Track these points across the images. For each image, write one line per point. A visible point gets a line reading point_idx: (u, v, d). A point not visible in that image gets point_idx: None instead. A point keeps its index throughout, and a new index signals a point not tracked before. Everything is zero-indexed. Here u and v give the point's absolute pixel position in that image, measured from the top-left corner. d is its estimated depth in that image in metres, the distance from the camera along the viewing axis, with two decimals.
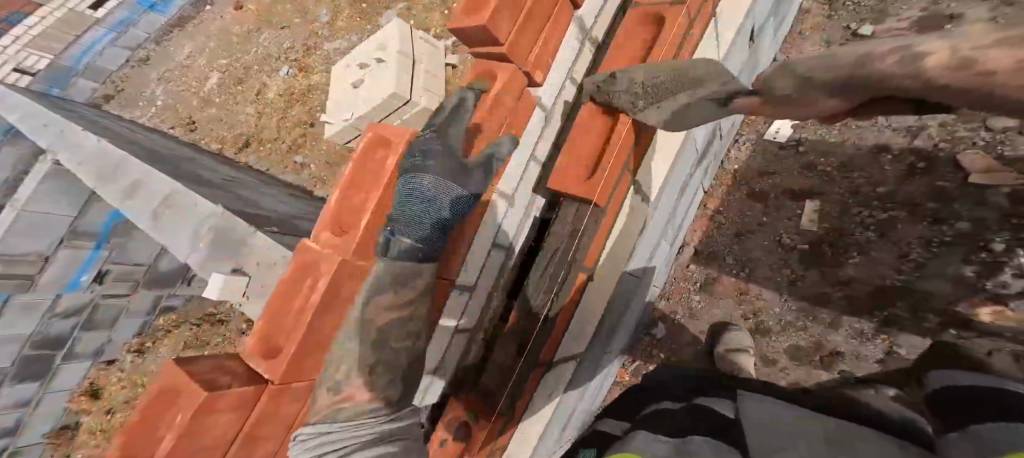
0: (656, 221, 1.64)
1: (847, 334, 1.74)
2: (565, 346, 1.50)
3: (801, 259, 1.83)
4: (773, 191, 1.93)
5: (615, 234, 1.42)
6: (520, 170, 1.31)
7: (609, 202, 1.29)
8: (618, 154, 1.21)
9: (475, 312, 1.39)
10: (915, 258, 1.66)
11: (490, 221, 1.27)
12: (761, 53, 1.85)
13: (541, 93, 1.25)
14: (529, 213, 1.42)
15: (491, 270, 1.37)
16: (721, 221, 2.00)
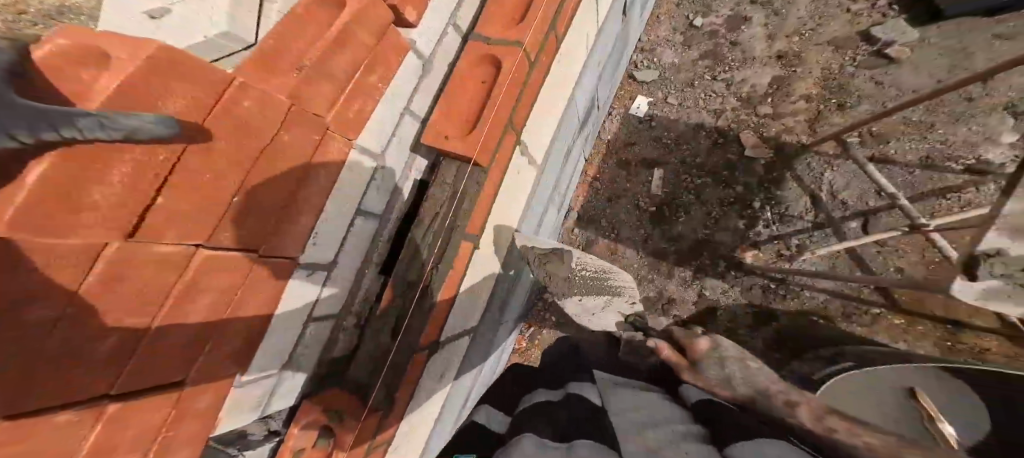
0: (541, 187, 1.63)
1: (677, 281, 2.06)
2: (453, 321, 1.23)
3: (651, 220, 2.14)
4: (636, 160, 2.24)
5: (497, 202, 1.28)
6: (391, 124, 1.02)
7: (495, 158, 1.15)
8: (499, 110, 1.10)
9: (339, 286, 1.02)
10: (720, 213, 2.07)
11: (348, 181, 0.91)
12: (631, 27, 2.03)
13: (416, 38, 1.02)
14: (408, 176, 1.14)
15: (362, 242, 1.05)
16: (598, 187, 2.24)
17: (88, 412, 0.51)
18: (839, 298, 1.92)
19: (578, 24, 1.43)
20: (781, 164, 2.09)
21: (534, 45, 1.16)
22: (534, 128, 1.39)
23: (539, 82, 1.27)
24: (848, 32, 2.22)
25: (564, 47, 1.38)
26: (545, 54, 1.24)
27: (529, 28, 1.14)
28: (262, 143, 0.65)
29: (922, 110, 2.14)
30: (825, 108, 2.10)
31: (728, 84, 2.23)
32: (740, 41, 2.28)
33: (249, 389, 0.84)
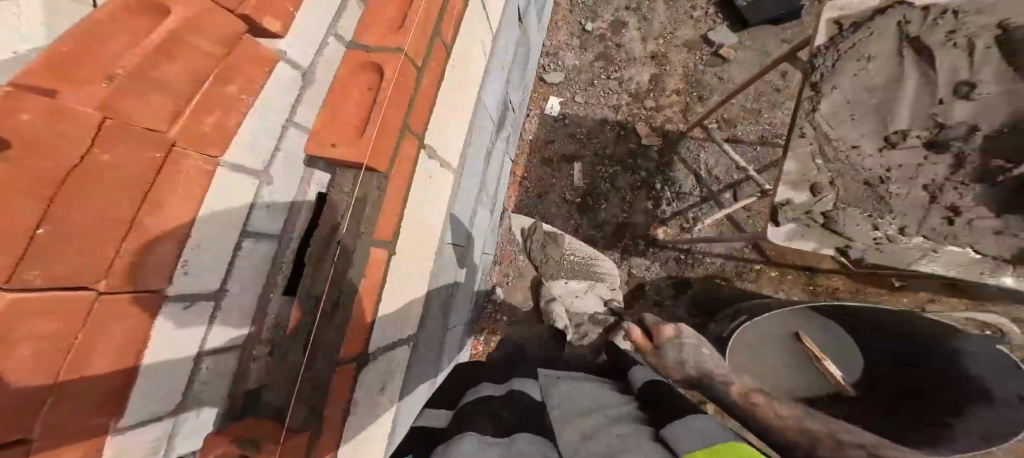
0: (465, 193, 1.40)
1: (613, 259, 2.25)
2: (382, 329, 0.90)
3: (579, 210, 2.32)
4: (557, 156, 2.41)
5: (411, 208, 0.95)
6: (270, 138, 0.71)
7: (398, 162, 0.85)
8: (386, 119, 0.81)
9: (243, 322, 0.70)
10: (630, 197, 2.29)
11: (225, 183, 0.62)
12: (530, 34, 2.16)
13: (286, 47, 0.73)
14: (306, 191, 0.81)
15: (256, 268, 0.72)
16: (527, 186, 2.39)
17: None
18: (729, 266, 2.10)
19: (468, 25, 1.24)
20: (669, 149, 2.30)
21: (418, 50, 0.88)
22: (437, 137, 1.08)
23: (439, 83, 1.01)
24: (694, 36, 2.39)
25: (453, 50, 1.11)
26: (431, 56, 0.94)
27: (422, 32, 0.89)
28: (73, 155, 0.40)
29: (751, 97, 2.29)
30: (690, 100, 2.30)
31: (604, 88, 2.44)
32: (624, 42, 2.48)
33: (137, 438, 0.54)
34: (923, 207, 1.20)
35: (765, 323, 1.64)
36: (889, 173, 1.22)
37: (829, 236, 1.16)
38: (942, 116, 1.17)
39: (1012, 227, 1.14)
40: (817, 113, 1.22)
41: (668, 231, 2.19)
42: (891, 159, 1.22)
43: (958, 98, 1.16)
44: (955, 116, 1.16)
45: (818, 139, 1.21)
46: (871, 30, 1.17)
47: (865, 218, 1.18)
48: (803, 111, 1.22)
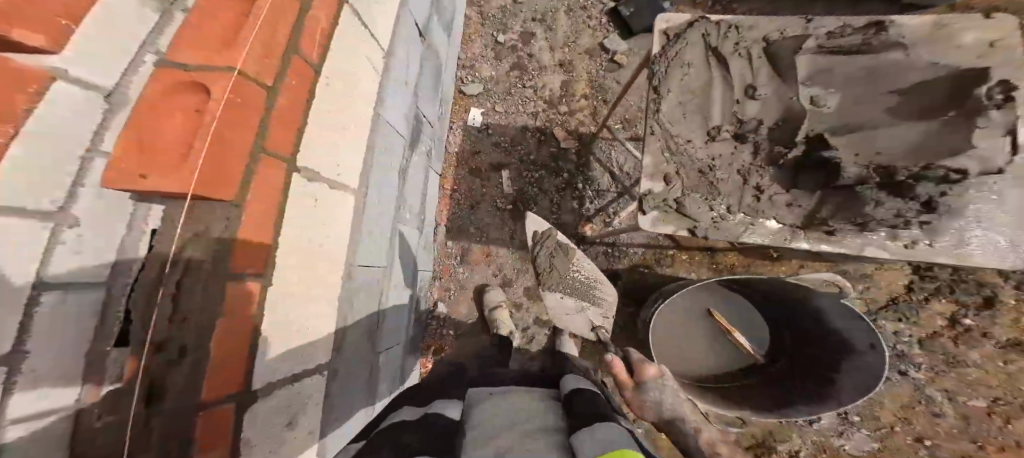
0: (379, 210, 1.19)
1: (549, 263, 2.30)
2: (273, 365, 0.79)
3: (512, 217, 2.35)
4: (485, 166, 2.42)
5: (286, 231, 0.78)
6: (50, 156, 0.50)
7: (251, 193, 0.67)
8: (224, 148, 0.61)
9: (59, 398, 0.50)
10: (558, 199, 2.35)
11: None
12: (439, 46, 1.89)
13: (65, 64, 0.52)
14: (136, 231, 0.60)
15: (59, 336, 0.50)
16: (458, 198, 2.39)
17: None
18: (651, 251, 2.24)
19: (347, 37, 0.94)
20: (586, 151, 2.39)
21: (268, 70, 0.67)
22: (319, 166, 0.85)
23: (313, 97, 0.81)
24: (591, 45, 2.51)
25: (330, 63, 0.86)
26: (287, 70, 0.72)
27: (274, 43, 0.68)
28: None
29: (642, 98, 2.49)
30: (596, 103, 2.44)
31: (520, 97, 2.48)
32: (535, 52, 2.53)
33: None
34: (739, 189, 1.18)
35: (676, 307, 1.82)
36: (715, 162, 1.18)
37: (679, 219, 1.12)
38: (741, 113, 1.20)
39: (801, 199, 1.17)
40: (659, 114, 1.20)
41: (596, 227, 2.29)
42: (717, 149, 1.19)
43: (748, 99, 1.20)
44: (749, 113, 1.19)
45: (665, 137, 1.17)
46: (685, 40, 1.21)
47: (706, 200, 1.15)
48: (649, 111, 1.20)
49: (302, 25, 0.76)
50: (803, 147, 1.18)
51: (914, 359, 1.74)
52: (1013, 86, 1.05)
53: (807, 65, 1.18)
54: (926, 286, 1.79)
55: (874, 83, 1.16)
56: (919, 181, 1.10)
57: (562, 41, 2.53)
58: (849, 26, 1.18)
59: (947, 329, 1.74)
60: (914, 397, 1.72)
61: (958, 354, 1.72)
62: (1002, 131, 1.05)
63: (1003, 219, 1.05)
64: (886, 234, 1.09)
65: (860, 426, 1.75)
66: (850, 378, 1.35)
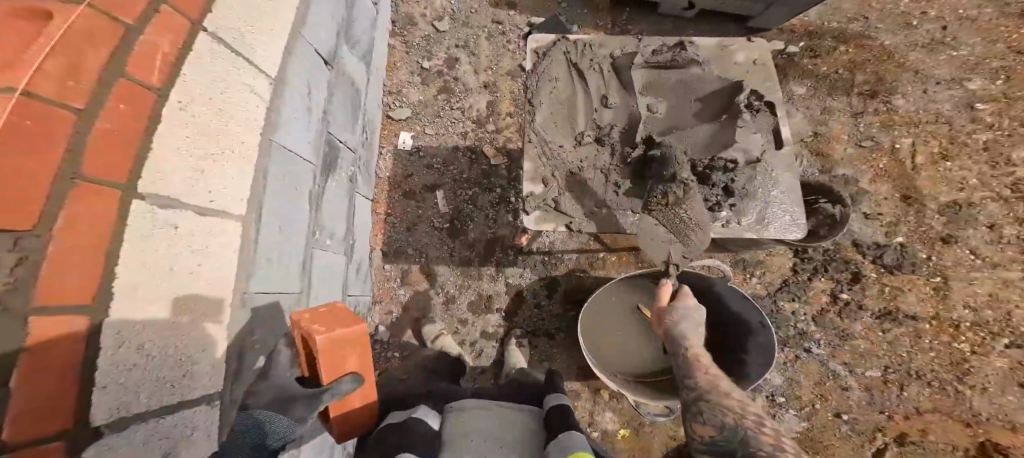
0: (278, 238, 1.17)
1: (488, 279, 2.33)
2: (129, 396, 0.72)
3: (449, 235, 2.37)
4: (418, 188, 2.44)
5: (128, 260, 0.73)
6: None
7: (71, 218, 0.65)
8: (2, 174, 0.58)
9: None
10: (493, 214, 2.40)
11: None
12: (354, 72, 1.92)
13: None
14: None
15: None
16: (394, 222, 2.38)
17: None
18: (584, 255, 2.34)
19: (217, 64, 0.97)
20: (514, 166, 2.49)
21: (73, 93, 0.68)
22: (180, 193, 0.84)
23: (159, 125, 0.81)
24: (513, 66, 2.65)
25: (184, 88, 0.87)
26: (108, 95, 0.73)
27: (77, 66, 0.69)
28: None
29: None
30: (521, 120, 2.55)
31: (449, 118, 2.56)
32: (460, 76, 2.64)
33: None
34: (603, 184, 1.23)
35: (597, 308, 1.88)
36: (582, 163, 1.24)
37: (558, 217, 1.18)
38: (599, 120, 1.29)
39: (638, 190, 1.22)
40: (534, 124, 1.27)
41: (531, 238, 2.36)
42: (583, 153, 1.26)
43: (603, 108, 1.30)
44: (606, 120, 1.29)
45: (540, 143, 1.24)
46: (547, 58, 1.32)
47: (581, 197, 1.21)
48: (525, 122, 1.26)
49: (126, 50, 0.78)
50: (643, 148, 1.24)
51: (813, 337, 1.91)
52: (763, 95, 1.26)
53: (643, 77, 1.31)
54: (806, 266, 2.01)
55: (685, 92, 1.32)
56: (710, 171, 1.16)
57: (485, 64, 2.66)
58: (664, 45, 1.34)
59: (830, 304, 1.94)
60: (823, 373, 1.84)
61: (846, 328, 1.90)
62: (755, 130, 1.22)
63: (783, 201, 1.18)
64: (709, 217, 1.16)
65: (787, 406, 1.82)
66: (754, 358, 1.45)
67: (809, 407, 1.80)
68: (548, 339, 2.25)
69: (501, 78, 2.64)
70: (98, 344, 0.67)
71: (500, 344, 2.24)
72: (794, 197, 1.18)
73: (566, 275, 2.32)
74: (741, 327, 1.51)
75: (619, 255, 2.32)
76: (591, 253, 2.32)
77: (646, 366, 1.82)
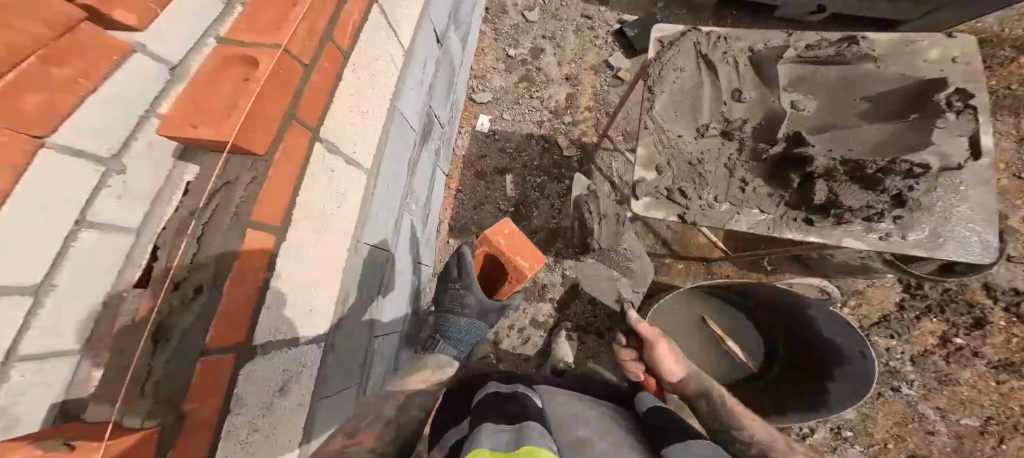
0: (385, 198, 1.30)
1: (545, 268, 2.34)
2: (277, 323, 0.82)
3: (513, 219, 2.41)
4: (490, 170, 2.50)
5: (302, 196, 0.84)
6: (125, 129, 0.59)
7: (280, 153, 0.76)
8: (257, 113, 0.69)
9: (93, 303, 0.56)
10: (558, 204, 2.41)
11: (41, 181, 0.48)
12: (453, 55, 2.02)
13: (146, 41, 0.62)
14: (171, 192, 0.67)
15: (100, 269, 0.57)
16: (462, 199, 2.45)
17: None
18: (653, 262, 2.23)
19: (372, 32, 1.10)
20: (586, 160, 2.47)
21: (307, 51, 0.80)
22: (337, 140, 0.96)
23: (337, 82, 0.94)
24: (597, 60, 2.64)
25: (357, 53, 1.02)
26: (321, 56, 0.86)
27: (313, 31, 0.81)
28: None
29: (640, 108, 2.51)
30: (600, 115, 2.54)
31: (530, 106, 2.59)
32: (543, 66, 2.66)
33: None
34: (727, 180, 1.20)
35: (668, 312, 1.77)
36: (704, 156, 1.21)
37: (669, 206, 1.15)
38: (727, 113, 1.26)
39: (779, 190, 1.18)
40: (652, 112, 1.24)
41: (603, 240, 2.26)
42: (706, 144, 1.24)
43: (734, 101, 1.26)
44: (735, 114, 1.26)
45: (658, 131, 1.21)
46: (677, 46, 1.28)
47: (694, 189, 1.17)
48: (643, 108, 1.23)
49: (335, 18, 0.90)
50: (785, 144, 1.21)
51: (906, 376, 1.76)
52: (971, 94, 1.14)
53: (788, 73, 1.28)
54: (916, 304, 1.83)
55: (846, 89, 1.26)
56: (886, 175, 1.12)
57: (584, 53, 2.65)
58: (826, 39, 1.27)
59: (936, 346, 1.78)
60: (907, 415, 1.71)
61: (950, 373, 1.74)
62: (960, 132, 1.12)
63: (976, 217, 1.08)
64: (863, 226, 1.12)
65: (853, 441, 1.72)
66: (840, 386, 1.41)
67: (880, 445, 1.70)
68: (597, 338, 2.24)
69: (597, 69, 2.62)
70: (277, 267, 0.78)
71: (549, 335, 2.26)
72: (990, 217, 1.07)
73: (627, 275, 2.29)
74: (846, 355, 1.40)
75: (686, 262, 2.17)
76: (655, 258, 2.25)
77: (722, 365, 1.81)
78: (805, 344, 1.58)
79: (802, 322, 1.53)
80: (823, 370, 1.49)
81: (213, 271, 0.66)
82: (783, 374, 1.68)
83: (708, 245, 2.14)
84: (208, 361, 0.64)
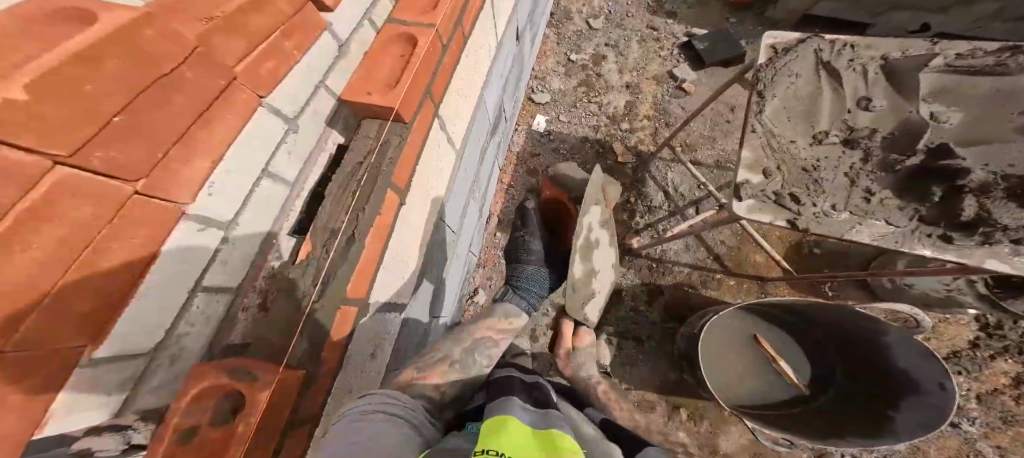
0: (462, 173, 1.59)
1: None
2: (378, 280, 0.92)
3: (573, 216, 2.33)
4: (541, 168, 2.49)
5: (422, 162, 1.11)
6: (306, 94, 0.84)
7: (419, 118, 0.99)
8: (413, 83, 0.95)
9: (261, 229, 0.77)
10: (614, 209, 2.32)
11: (253, 133, 0.72)
12: (524, 55, 2.33)
13: (333, 20, 0.90)
14: (320, 150, 0.91)
15: (269, 209, 0.79)
16: (513, 194, 2.45)
17: (111, 200, 0.46)
18: (710, 278, 2.08)
19: (479, 33, 1.45)
20: (641, 167, 2.41)
21: (444, 27, 1.05)
22: (443, 118, 1.23)
23: (449, 70, 1.14)
24: (660, 71, 2.65)
25: (471, 42, 1.36)
26: (449, 43, 1.10)
27: (452, 12, 1.07)
28: (158, 73, 0.50)
29: (706, 124, 2.40)
30: (658, 125, 2.50)
31: (590, 110, 2.58)
32: (604, 72, 2.69)
33: (107, 370, 0.53)
34: (847, 189, 1.18)
35: (718, 326, 1.76)
36: (819, 163, 1.20)
37: (777, 211, 1.09)
38: (851, 121, 1.25)
39: (909, 205, 1.14)
40: (762, 115, 1.23)
41: (662, 251, 2.18)
42: (824, 152, 1.23)
43: (860, 110, 1.26)
44: (860, 122, 1.25)
45: (766, 135, 1.20)
46: (795, 53, 1.27)
47: (805, 196, 1.12)
48: (753, 111, 1.23)
49: (463, 13, 1.16)
50: (926, 156, 1.19)
51: (969, 413, 1.67)
52: None
53: (932, 82, 1.23)
54: (992, 343, 1.77)
55: (1004, 103, 1.19)
56: None
57: (648, 65, 2.67)
58: (981, 49, 1.21)
59: (1009, 387, 1.69)
60: (963, 451, 1.62)
61: (1019, 413, 1.65)
62: None
63: None
64: (1008, 248, 1.03)
65: None
66: (908, 417, 1.30)
67: None
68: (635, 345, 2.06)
69: (660, 79, 2.63)
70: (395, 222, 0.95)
71: None
72: None
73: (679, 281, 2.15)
74: (926, 384, 1.30)
75: (743, 281, 2.04)
76: (716, 279, 2.07)
77: (771, 383, 1.70)
78: (876, 370, 1.47)
79: (878, 346, 1.43)
80: (896, 398, 1.37)
81: (350, 220, 0.84)
82: (840, 398, 1.55)
83: (763, 264, 2.07)
84: (344, 311, 0.79)
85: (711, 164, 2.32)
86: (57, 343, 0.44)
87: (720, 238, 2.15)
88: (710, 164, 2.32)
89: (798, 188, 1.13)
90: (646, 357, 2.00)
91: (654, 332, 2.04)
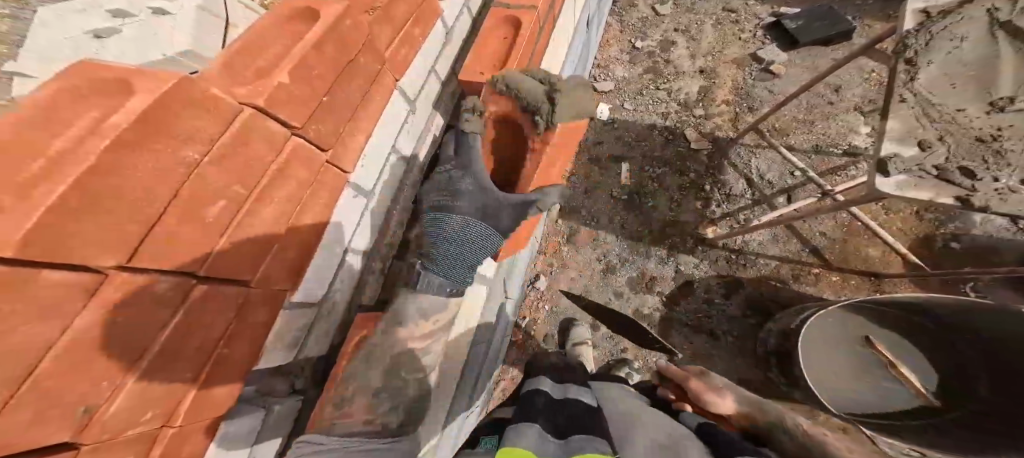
0: None
1: (657, 260, 2.09)
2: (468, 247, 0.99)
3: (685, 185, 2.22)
4: (605, 156, 2.38)
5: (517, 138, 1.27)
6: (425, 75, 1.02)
7: (518, 95, 1.14)
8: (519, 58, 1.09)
9: (387, 195, 0.95)
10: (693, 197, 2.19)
11: (390, 119, 0.89)
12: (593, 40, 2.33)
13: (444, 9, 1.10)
14: (428, 132, 1.09)
15: (393, 181, 0.96)
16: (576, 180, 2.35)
17: (316, 163, 0.64)
18: (803, 270, 1.96)
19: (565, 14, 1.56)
20: (719, 153, 2.26)
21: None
22: None
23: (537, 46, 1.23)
24: (741, 54, 2.48)
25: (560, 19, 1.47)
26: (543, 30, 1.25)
27: None
28: (349, 59, 0.67)
29: (802, 107, 2.24)
30: (740, 110, 2.35)
31: (659, 97, 2.46)
32: (673, 58, 2.56)
33: (295, 317, 0.73)
34: None
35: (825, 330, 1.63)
36: (1000, 132, 1.09)
37: (939, 186, 1.01)
38: None
39: None
40: (915, 83, 1.14)
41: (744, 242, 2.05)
42: (1006, 119, 1.10)
43: None
44: None
45: (920, 105, 1.11)
46: (961, 15, 1.17)
47: (982, 170, 1.03)
48: (899, 79, 1.14)
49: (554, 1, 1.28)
50: None
51: None
52: None
53: None
54: None
55: None
56: None
57: (729, 50, 2.51)
58: None
59: None
60: None
61: None
62: None
63: None
64: None
65: None
66: None
67: None
68: (709, 339, 1.93)
69: (742, 63, 2.46)
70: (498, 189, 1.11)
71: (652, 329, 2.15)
72: None
73: (778, 263, 1.98)
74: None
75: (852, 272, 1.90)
76: (814, 275, 1.94)
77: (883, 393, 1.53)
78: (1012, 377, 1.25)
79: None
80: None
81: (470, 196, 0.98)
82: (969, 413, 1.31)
83: (880, 259, 1.90)
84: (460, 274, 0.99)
85: (803, 152, 2.15)
86: (274, 285, 0.63)
87: (818, 219, 2.03)
88: (805, 149, 2.15)
89: (972, 163, 1.03)
90: (721, 352, 1.90)
91: (733, 327, 1.93)
